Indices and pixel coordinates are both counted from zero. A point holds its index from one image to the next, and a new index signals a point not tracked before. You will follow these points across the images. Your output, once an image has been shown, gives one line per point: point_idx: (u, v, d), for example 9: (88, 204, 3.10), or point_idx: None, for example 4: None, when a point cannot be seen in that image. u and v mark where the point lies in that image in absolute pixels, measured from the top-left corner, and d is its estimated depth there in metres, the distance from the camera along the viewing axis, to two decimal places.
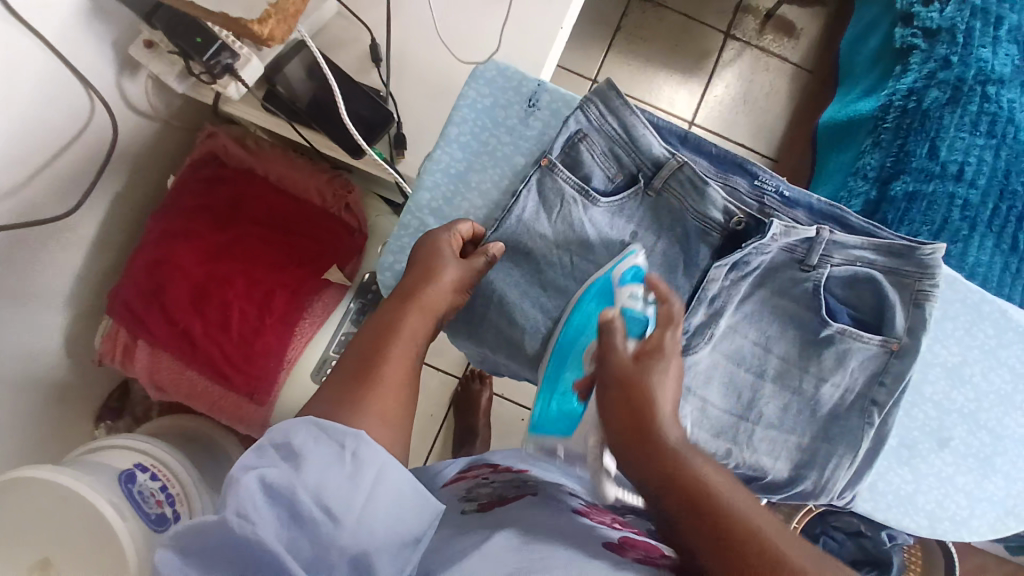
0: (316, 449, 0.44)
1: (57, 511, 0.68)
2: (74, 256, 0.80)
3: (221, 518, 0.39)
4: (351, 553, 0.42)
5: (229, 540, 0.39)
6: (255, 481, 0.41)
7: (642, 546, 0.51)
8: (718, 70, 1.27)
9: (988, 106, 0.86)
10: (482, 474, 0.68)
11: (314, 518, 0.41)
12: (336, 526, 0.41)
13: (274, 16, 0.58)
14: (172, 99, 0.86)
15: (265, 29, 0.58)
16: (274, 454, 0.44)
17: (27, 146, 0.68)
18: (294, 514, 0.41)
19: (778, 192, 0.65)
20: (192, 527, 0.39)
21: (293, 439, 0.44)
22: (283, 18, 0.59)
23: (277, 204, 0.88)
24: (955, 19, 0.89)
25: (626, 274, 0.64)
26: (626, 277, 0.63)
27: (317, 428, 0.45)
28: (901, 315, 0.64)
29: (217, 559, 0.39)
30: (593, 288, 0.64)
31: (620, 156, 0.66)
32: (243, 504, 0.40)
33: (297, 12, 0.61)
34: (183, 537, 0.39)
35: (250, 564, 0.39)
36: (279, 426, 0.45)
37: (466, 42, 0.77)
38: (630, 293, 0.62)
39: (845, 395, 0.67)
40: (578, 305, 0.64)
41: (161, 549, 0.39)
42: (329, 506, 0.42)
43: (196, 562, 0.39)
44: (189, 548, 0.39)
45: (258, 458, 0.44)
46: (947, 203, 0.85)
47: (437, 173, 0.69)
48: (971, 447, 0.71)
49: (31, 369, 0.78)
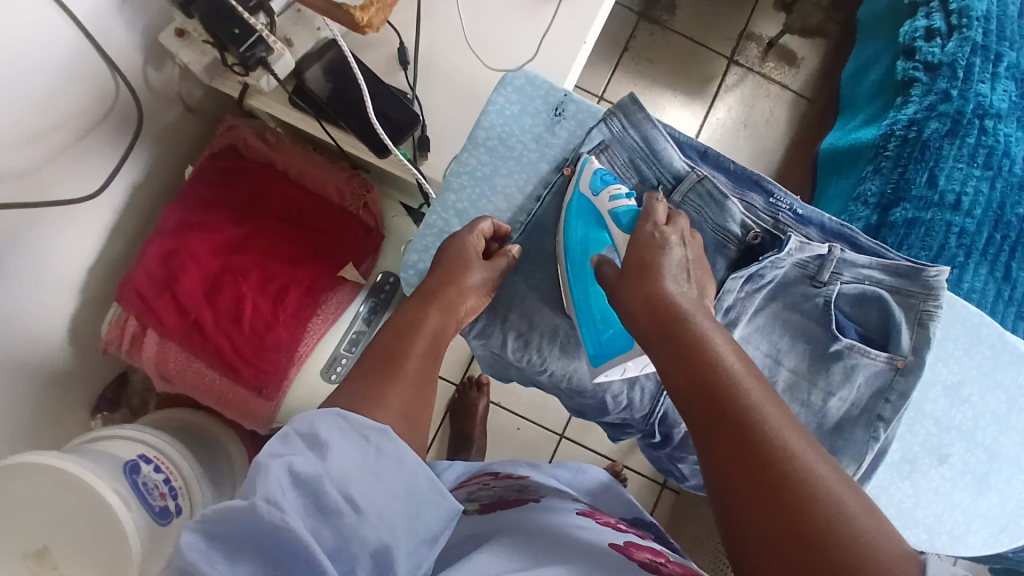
0: (342, 441, 0.44)
1: (58, 500, 0.67)
2: (86, 240, 0.79)
3: (250, 504, 0.38)
4: (373, 548, 0.41)
5: (256, 526, 0.38)
6: (283, 470, 0.40)
7: (649, 552, 0.54)
8: (720, 94, 1.31)
9: (985, 139, 0.90)
10: (484, 481, 0.72)
11: (338, 508, 0.41)
12: (359, 518, 0.41)
13: (374, 5, 0.67)
14: (195, 88, 0.87)
15: (365, 16, 0.67)
16: (299, 443, 0.43)
17: (50, 123, 0.67)
18: (319, 505, 0.41)
19: (792, 210, 0.68)
20: (220, 510, 0.38)
21: (319, 429, 0.44)
22: (381, 8, 0.68)
23: (296, 201, 0.89)
24: (956, 53, 0.93)
25: (594, 181, 0.64)
26: (595, 185, 0.63)
27: (344, 421, 0.45)
28: (906, 334, 0.66)
29: (242, 548, 0.38)
30: (574, 209, 0.64)
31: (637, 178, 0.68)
32: (271, 492, 0.39)
33: (392, 3, 0.69)
34: (209, 521, 0.39)
35: (274, 557, 0.38)
36: (303, 415, 0.44)
37: (493, 50, 0.79)
38: (612, 194, 0.61)
39: (850, 409, 0.69)
40: (569, 231, 0.64)
41: (185, 531, 0.39)
42: (353, 498, 0.41)
43: (221, 546, 0.38)
44: (215, 532, 0.39)
45: (283, 446, 0.43)
46: (945, 230, 0.88)
47: (464, 175, 0.71)
48: (968, 464, 0.73)
49: (33, 354, 0.77)
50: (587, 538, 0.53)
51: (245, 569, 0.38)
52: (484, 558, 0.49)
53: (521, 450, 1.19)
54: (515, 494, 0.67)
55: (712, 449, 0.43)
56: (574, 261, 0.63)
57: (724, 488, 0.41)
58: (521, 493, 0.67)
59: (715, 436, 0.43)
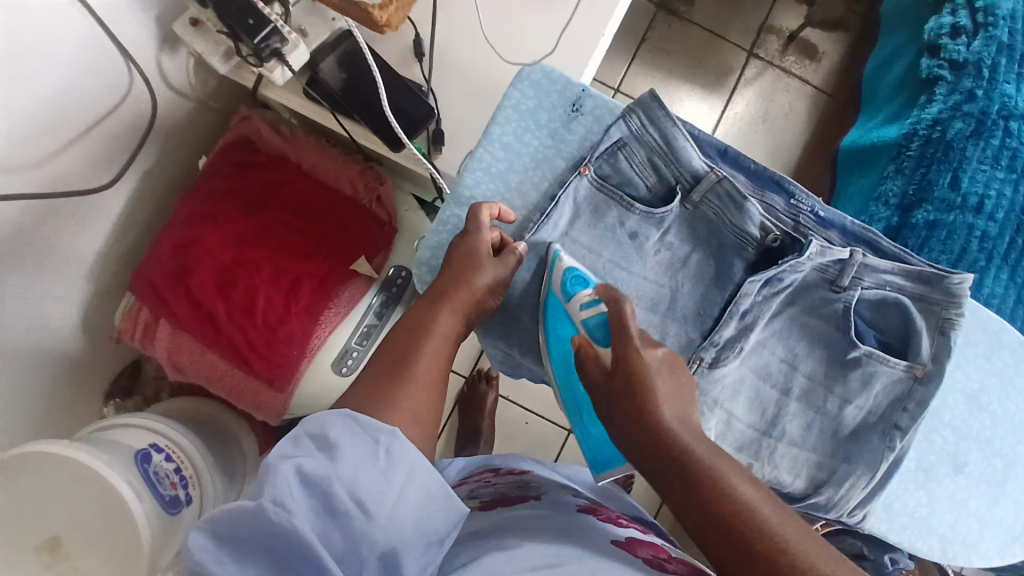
0: (353, 442, 0.43)
1: (70, 487, 0.67)
2: (99, 230, 0.79)
3: (256, 505, 0.38)
4: (382, 550, 0.41)
5: (265, 527, 0.38)
6: (292, 470, 0.40)
7: (652, 550, 0.53)
8: (739, 88, 1.29)
9: (1010, 141, 0.89)
10: (485, 478, 0.72)
11: (347, 510, 0.40)
12: (368, 521, 0.41)
13: (392, 3, 0.66)
14: (208, 78, 0.86)
15: (384, 14, 0.65)
16: (310, 444, 0.43)
17: (63, 115, 0.67)
18: (329, 506, 0.40)
19: (814, 212, 0.66)
20: (228, 513, 0.38)
21: (330, 430, 0.43)
22: (399, 7, 0.67)
23: (309, 191, 0.88)
24: (982, 52, 0.90)
25: (569, 280, 0.63)
26: (569, 284, 0.63)
27: (354, 422, 0.44)
28: (927, 341, 0.66)
29: (251, 548, 0.38)
30: (556, 308, 0.64)
31: (615, 278, 0.68)
32: (279, 492, 0.39)
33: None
34: (218, 522, 0.39)
35: (282, 558, 0.38)
36: (314, 417, 0.44)
37: (510, 42, 0.77)
38: (582, 303, 0.61)
39: (867, 416, 0.68)
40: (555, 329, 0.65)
41: (195, 533, 0.39)
42: (363, 501, 0.41)
43: (231, 546, 0.39)
44: (225, 533, 0.39)
45: (294, 448, 0.43)
46: (967, 234, 0.87)
47: (478, 171, 0.70)
48: (984, 473, 0.72)
49: (47, 343, 0.77)
50: (592, 534, 0.53)
51: (253, 570, 0.38)
52: (495, 555, 0.49)
53: (529, 443, 1.19)
54: (517, 490, 0.67)
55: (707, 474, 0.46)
56: (558, 362, 0.65)
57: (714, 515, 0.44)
58: (524, 488, 0.67)
59: (704, 490, 0.45)
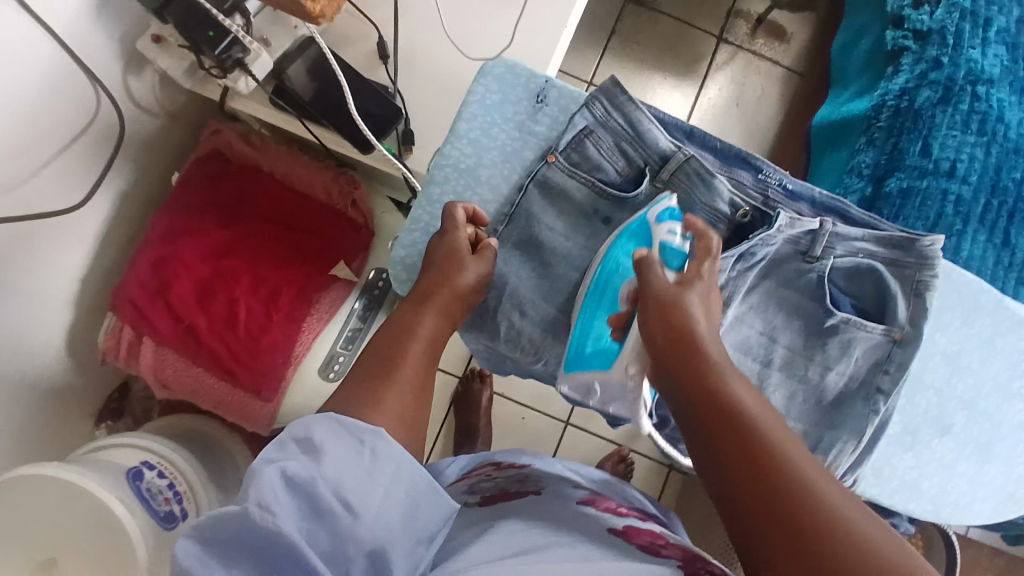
0: (336, 444, 0.43)
1: (63, 509, 0.67)
2: (78, 252, 0.80)
3: (243, 509, 0.37)
4: (369, 549, 0.41)
5: (252, 530, 0.38)
6: (277, 474, 0.40)
7: (649, 537, 0.53)
8: (711, 73, 1.30)
9: (978, 106, 0.89)
10: (483, 472, 0.70)
11: (333, 509, 0.40)
12: (354, 519, 0.41)
13: None
14: (175, 95, 0.87)
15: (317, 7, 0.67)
16: (294, 448, 0.43)
17: (33, 138, 0.67)
18: (314, 506, 0.40)
19: (781, 185, 0.67)
20: (216, 516, 0.38)
21: (314, 434, 0.43)
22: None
23: (283, 201, 0.89)
24: (945, 20, 0.91)
25: (662, 215, 0.62)
26: (662, 217, 0.62)
27: (337, 424, 0.44)
28: (902, 306, 0.66)
29: (238, 550, 0.38)
30: (631, 228, 0.63)
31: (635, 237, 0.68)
32: (264, 495, 0.38)
33: None
34: (207, 529, 0.38)
35: (266, 559, 0.38)
36: (299, 420, 0.44)
37: (474, 39, 0.78)
38: (670, 229, 0.60)
39: (848, 382, 0.68)
40: (616, 243, 0.64)
41: (182, 538, 0.38)
42: (348, 500, 0.41)
43: (219, 552, 0.38)
44: (212, 537, 0.38)
45: (279, 452, 0.43)
46: (941, 199, 0.87)
47: (448, 168, 0.70)
48: (970, 433, 0.73)
49: (31, 368, 0.77)
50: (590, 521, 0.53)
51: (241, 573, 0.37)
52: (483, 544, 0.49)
53: (526, 440, 1.19)
54: (516, 485, 0.65)
55: (722, 458, 0.45)
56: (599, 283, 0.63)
57: (733, 496, 0.43)
58: (522, 484, 0.65)
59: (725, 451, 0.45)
